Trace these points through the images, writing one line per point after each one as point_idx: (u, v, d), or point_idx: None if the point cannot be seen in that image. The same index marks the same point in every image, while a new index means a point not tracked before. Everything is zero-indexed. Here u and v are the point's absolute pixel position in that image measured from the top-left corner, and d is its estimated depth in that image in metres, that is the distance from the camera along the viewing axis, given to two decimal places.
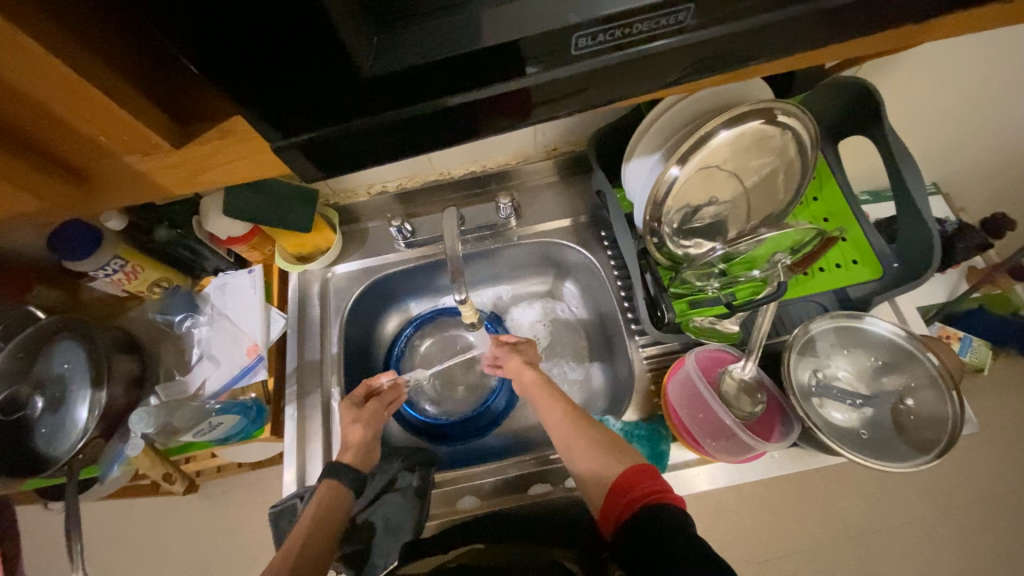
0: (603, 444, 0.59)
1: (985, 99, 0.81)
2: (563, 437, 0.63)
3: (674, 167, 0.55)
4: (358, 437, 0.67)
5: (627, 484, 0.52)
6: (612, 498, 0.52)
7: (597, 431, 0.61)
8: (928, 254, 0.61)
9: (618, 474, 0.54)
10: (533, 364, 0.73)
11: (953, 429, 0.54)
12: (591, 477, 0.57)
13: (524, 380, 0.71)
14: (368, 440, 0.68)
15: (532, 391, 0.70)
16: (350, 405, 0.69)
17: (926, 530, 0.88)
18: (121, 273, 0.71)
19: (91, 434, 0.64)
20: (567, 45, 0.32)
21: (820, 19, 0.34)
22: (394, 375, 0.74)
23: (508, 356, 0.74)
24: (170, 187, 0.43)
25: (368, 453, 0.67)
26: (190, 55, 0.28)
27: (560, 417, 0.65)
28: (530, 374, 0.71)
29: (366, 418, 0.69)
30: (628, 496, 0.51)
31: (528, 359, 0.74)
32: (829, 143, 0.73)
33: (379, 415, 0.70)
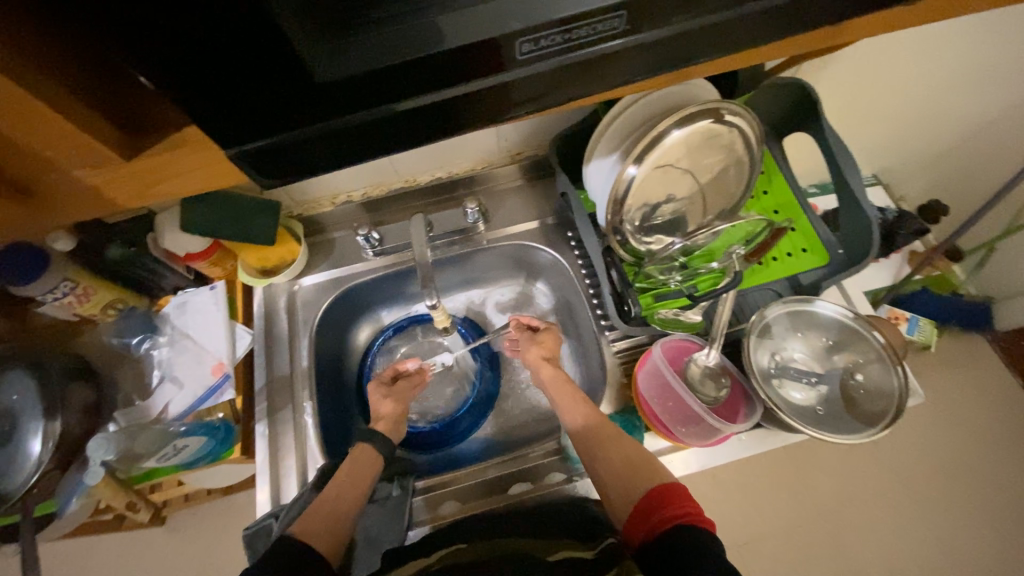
0: (632, 463, 0.59)
1: (912, 95, 0.87)
2: (584, 441, 0.65)
3: (631, 166, 0.58)
4: (390, 410, 0.75)
5: (656, 502, 0.52)
6: (641, 515, 0.52)
7: (619, 445, 0.61)
8: (868, 241, 0.65)
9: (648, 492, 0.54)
10: (551, 360, 0.76)
11: (899, 399, 0.58)
12: (621, 498, 0.57)
13: (541, 374, 0.74)
14: (399, 415, 0.76)
15: (551, 387, 0.73)
16: (381, 383, 0.78)
17: (885, 500, 0.93)
18: (70, 297, 0.68)
19: (46, 467, 0.61)
20: (510, 51, 0.34)
21: (746, 22, 0.37)
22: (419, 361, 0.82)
23: (526, 349, 0.77)
24: (122, 200, 0.42)
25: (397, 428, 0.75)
26: (130, 62, 0.27)
27: (580, 421, 0.66)
28: (548, 369, 0.74)
29: (396, 395, 0.78)
30: (658, 515, 0.51)
31: (548, 353, 0.77)
32: (775, 140, 0.77)
33: (406, 393, 0.78)
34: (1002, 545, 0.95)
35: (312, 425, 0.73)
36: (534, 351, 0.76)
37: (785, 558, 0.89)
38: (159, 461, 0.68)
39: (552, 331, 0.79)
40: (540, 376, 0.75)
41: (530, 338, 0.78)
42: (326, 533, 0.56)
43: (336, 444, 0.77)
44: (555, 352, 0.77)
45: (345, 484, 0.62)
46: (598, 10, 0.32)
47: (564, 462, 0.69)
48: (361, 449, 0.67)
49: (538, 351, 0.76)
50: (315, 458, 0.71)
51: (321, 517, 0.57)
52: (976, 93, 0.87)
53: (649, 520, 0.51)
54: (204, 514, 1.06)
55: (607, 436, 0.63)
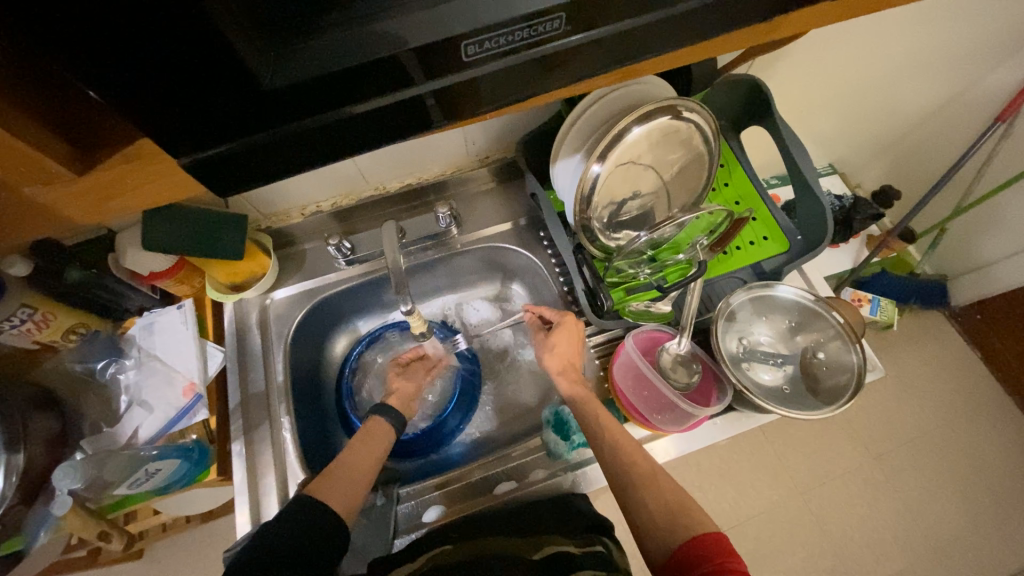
0: (668, 505, 0.53)
1: (857, 87, 0.92)
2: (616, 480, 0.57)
3: (594, 164, 0.59)
4: (404, 390, 0.79)
5: (697, 555, 0.46)
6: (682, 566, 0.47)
7: (655, 486, 0.55)
8: (822, 226, 0.69)
9: (689, 540, 0.48)
10: (565, 374, 0.68)
11: (858, 373, 0.61)
12: (656, 544, 0.51)
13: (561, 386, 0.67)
14: (410, 394, 0.78)
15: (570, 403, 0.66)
16: (397, 364, 0.82)
17: (857, 476, 0.98)
18: (29, 323, 0.65)
19: (9, 502, 0.58)
20: (456, 54, 0.34)
21: (685, 19, 0.38)
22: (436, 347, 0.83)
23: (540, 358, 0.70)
24: (76, 214, 0.41)
25: (408, 405, 0.77)
26: (69, 69, 0.27)
27: (605, 453, 0.59)
28: (566, 383, 0.67)
29: (410, 375, 0.82)
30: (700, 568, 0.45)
31: (560, 364, 0.69)
32: (731, 133, 0.80)
33: (419, 377, 0.82)
34: (966, 509, 1.01)
35: (291, 440, 0.72)
36: (549, 360, 0.69)
37: (766, 538, 0.92)
38: (129, 487, 0.66)
39: (568, 330, 0.70)
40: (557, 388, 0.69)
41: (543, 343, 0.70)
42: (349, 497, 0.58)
43: (317, 458, 0.76)
44: (570, 361, 0.69)
45: (362, 449, 0.64)
46: (540, 11, 0.33)
47: (546, 458, 0.70)
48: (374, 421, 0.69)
49: (553, 362, 0.68)
50: (296, 473, 0.70)
51: (340, 473, 0.60)
52: (916, 81, 0.92)
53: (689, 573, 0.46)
54: (186, 540, 1.04)
55: (637, 475, 0.56)
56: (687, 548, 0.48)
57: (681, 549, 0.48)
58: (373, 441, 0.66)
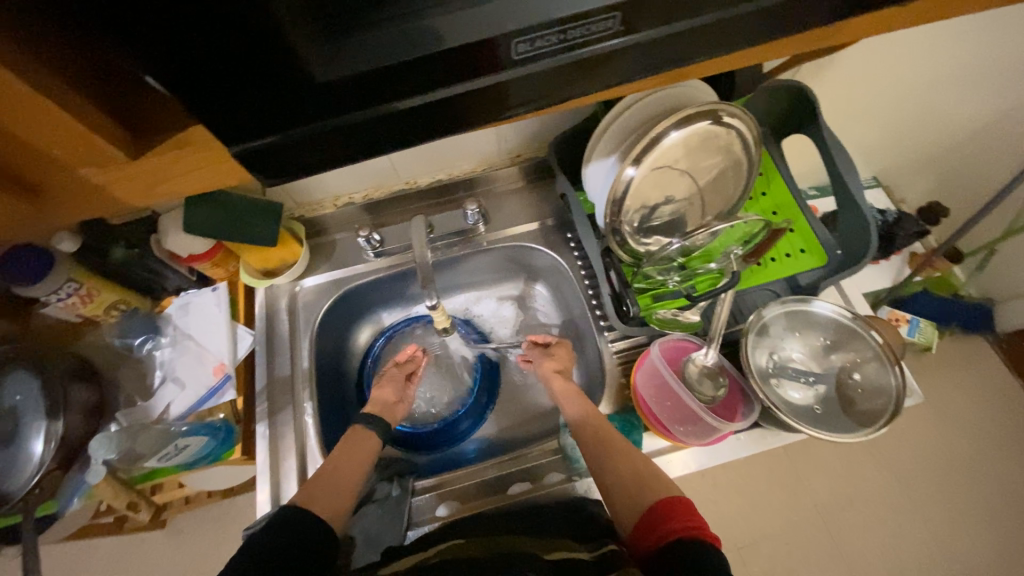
0: (640, 474, 0.58)
1: (909, 97, 0.88)
2: (595, 453, 0.62)
3: (628, 168, 0.58)
4: (383, 397, 0.75)
5: (661, 514, 0.51)
6: (647, 525, 0.51)
7: (628, 456, 0.60)
8: (866, 240, 0.66)
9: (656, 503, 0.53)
10: (562, 373, 0.74)
11: (896, 398, 0.58)
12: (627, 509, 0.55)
13: (554, 386, 0.73)
14: (391, 401, 0.75)
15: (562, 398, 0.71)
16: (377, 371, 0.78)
17: (885, 502, 0.94)
18: (74, 298, 0.68)
19: (49, 467, 0.62)
20: (507, 51, 0.34)
21: (742, 22, 0.37)
22: (413, 347, 0.82)
23: (540, 362, 0.75)
24: (125, 200, 0.42)
25: (389, 413, 0.74)
26: (133, 55, 0.27)
27: (587, 432, 0.65)
28: (561, 381, 0.72)
29: (392, 380, 0.78)
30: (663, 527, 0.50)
31: (559, 366, 0.75)
32: (772, 141, 0.78)
33: (400, 383, 0.78)
34: (1002, 546, 0.95)
35: (313, 425, 0.74)
36: (548, 364, 0.75)
37: (781, 559, 0.90)
38: (160, 461, 0.68)
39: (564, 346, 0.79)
40: (551, 389, 0.73)
41: (542, 352, 0.77)
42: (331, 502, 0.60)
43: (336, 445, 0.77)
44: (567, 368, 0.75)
45: (346, 461, 0.64)
46: (590, 10, 0.33)
47: (563, 462, 0.69)
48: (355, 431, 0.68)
49: (552, 364, 0.75)
50: (316, 458, 0.72)
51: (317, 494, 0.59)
52: (975, 93, 0.87)
53: (653, 532, 0.50)
54: (204, 515, 1.08)
55: (615, 448, 0.61)
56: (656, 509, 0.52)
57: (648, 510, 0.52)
58: (355, 449, 0.65)
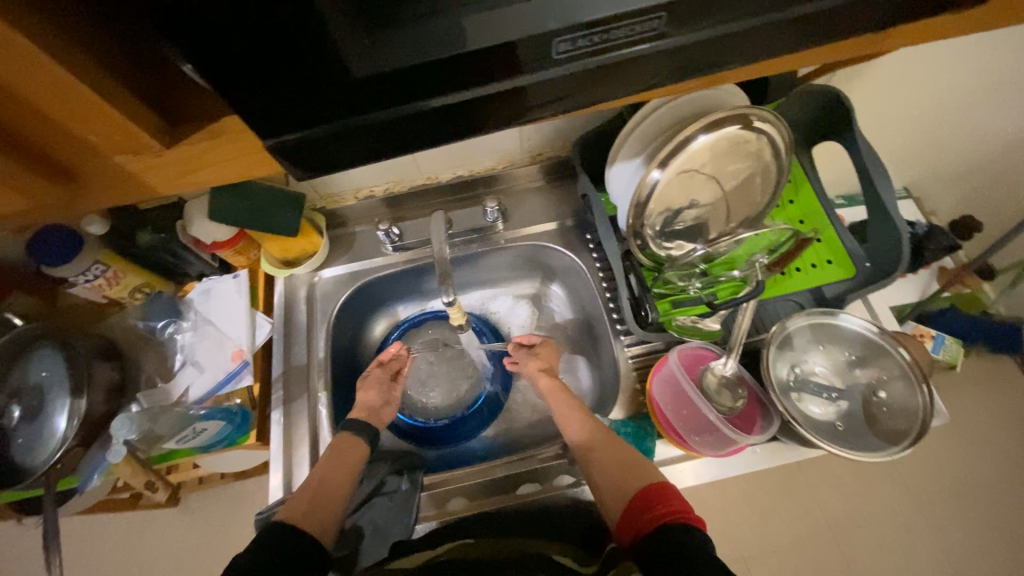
0: (624, 462, 0.59)
1: (949, 107, 0.85)
2: (583, 447, 0.63)
3: (654, 171, 0.57)
4: (368, 401, 0.74)
5: (645, 501, 0.53)
6: (632, 514, 0.53)
7: (614, 448, 0.61)
8: (896, 253, 0.64)
9: (640, 490, 0.55)
10: (548, 371, 0.74)
11: (922, 419, 0.57)
12: (611, 496, 0.57)
13: (540, 385, 0.72)
14: (377, 404, 0.74)
15: (550, 395, 0.71)
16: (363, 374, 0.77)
17: (902, 522, 0.91)
18: (101, 279, 0.70)
19: (71, 443, 0.63)
20: (547, 50, 0.34)
21: (788, 26, 0.36)
22: (399, 345, 0.80)
23: (525, 361, 0.75)
24: (158, 188, 0.43)
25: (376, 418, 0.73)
26: (176, 45, 0.28)
27: (578, 428, 0.65)
28: (546, 381, 0.72)
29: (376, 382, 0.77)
30: (648, 514, 0.51)
31: (545, 365, 0.75)
32: (803, 148, 0.76)
33: (385, 385, 0.77)
34: None
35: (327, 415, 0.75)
36: (533, 363, 0.75)
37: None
38: (178, 442, 0.70)
39: (548, 344, 0.78)
40: (538, 388, 0.73)
41: (527, 351, 0.77)
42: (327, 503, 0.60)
43: None
44: (552, 366, 0.75)
45: (330, 468, 0.64)
46: (633, 10, 0.32)
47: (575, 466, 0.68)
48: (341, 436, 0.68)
49: (536, 363, 0.75)
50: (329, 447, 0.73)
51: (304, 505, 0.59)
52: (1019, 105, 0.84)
53: (638, 520, 0.52)
54: (216, 497, 1.10)
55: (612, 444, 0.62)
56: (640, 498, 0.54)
57: (634, 498, 0.54)
58: (341, 457, 0.65)
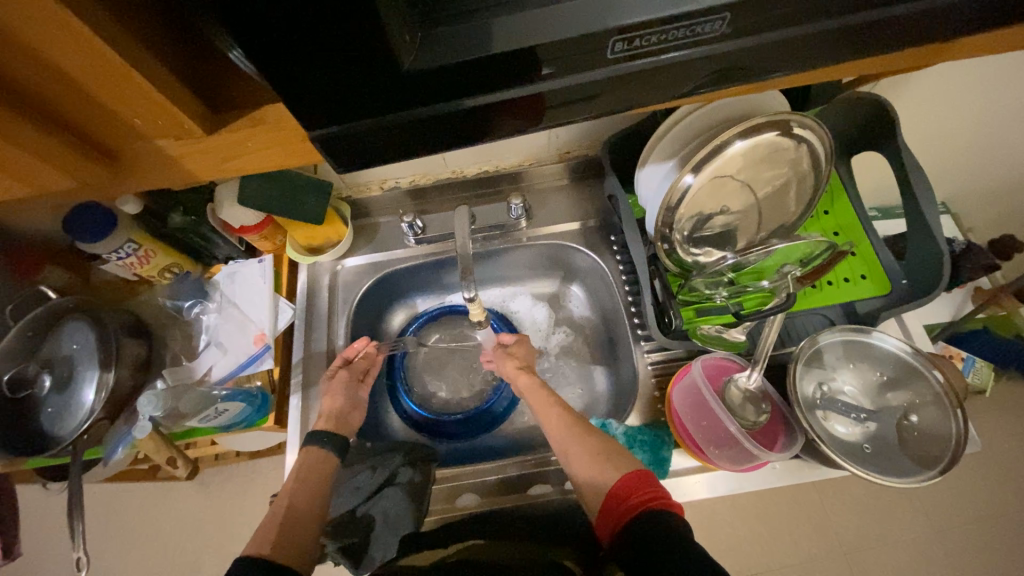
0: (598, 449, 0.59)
1: (999, 121, 0.81)
2: (562, 443, 0.63)
3: (687, 175, 0.56)
4: (333, 406, 0.71)
5: (624, 491, 0.51)
6: (611, 506, 0.51)
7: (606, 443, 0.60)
8: (936, 270, 0.61)
9: (617, 480, 0.53)
10: (526, 369, 0.74)
11: (956, 446, 0.54)
12: (591, 494, 0.56)
13: (519, 384, 0.73)
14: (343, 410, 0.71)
15: (532, 399, 0.70)
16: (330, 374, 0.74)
17: (922, 549, 0.88)
18: (133, 258, 0.72)
19: (97, 416, 0.66)
20: (602, 48, 0.33)
21: (849, 34, 0.34)
22: (367, 342, 0.77)
23: (500, 363, 0.76)
24: (196, 173, 0.43)
25: (342, 423, 0.71)
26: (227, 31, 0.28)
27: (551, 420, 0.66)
28: (524, 380, 0.72)
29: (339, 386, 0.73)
30: (625, 504, 0.50)
31: (521, 363, 0.76)
32: (841, 159, 0.73)
33: (352, 387, 0.73)
34: None
35: None
36: (507, 364, 0.76)
37: None
38: (200, 421, 0.70)
39: (522, 342, 0.79)
40: (516, 387, 0.74)
41: (502, 352, 0.77)
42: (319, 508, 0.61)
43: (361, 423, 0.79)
44: (527, 363, 0.76)
45: (301, 491, 0.61)
46: (698, 12, 0.31)
47: None
48: (307, 453, 0.66)
49: (509, 364, 0.75)
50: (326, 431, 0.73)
51: (306, 511, 0.59)
52: None
53: (617, 509, 0.50)
54: (231, 474, 1.13)
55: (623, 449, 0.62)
56: (618, 487, 0.52)
57: (611, 489, 0.53)
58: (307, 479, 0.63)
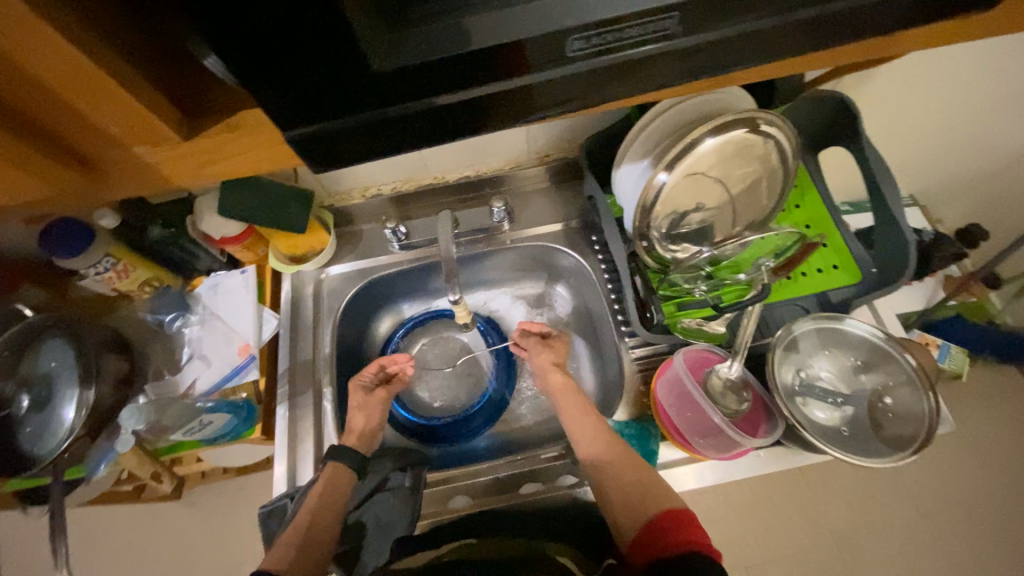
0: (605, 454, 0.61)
1: (957, 115, 0.85)
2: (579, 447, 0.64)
3: (661, 173, 0.57)
4: (358, 424, 0.71)
5: (666, 526, 0.51)
6: (651, 537, 0.51)
7: None
8: (903, 260, 0.63)
9: (659, 514, 0.53)
10: (561, 367, 0.75)
11: (928, 426, 0.56)
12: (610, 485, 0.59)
13: (551, 379, 0.73)
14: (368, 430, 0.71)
15: (565, 403, 0.70)
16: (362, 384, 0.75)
17: (909, 533, 0.89)
18: (111, 272, 0.71)
19: (77, 434, 0.64)
20: (562, 48, 0.34)
21: (801, 26, 0.36)
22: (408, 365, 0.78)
23: (536, 353, 0.76)
24: (173, 179, 0.43)
25: (367, 444, 0.71)
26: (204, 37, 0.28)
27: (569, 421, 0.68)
28: (558, 377, 0.73)
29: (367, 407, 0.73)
30: (667, 540, 0.50)
31: (557, 359, 0.76)
32: (810, 154, 0.76)
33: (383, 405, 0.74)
34: None
35: (331, 410, 0.75)
36: (544, 357, 0.75)
37: None
38: (184, 434, 0.71)
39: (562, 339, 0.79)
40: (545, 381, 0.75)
41: (540, 342, 0.77)
42: (325, 517, 0.61)
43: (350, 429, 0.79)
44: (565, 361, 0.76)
45: (326, 505, 0.62)
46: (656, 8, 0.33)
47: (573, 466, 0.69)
48: (335, 469, 0.65)
49: (547, 356, 0.75)
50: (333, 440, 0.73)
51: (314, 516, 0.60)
52: None
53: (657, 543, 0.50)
54: (219, 491, 1.11)
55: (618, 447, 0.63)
56: (659, 521, 0.52)
57: (649, 522, 0.53)
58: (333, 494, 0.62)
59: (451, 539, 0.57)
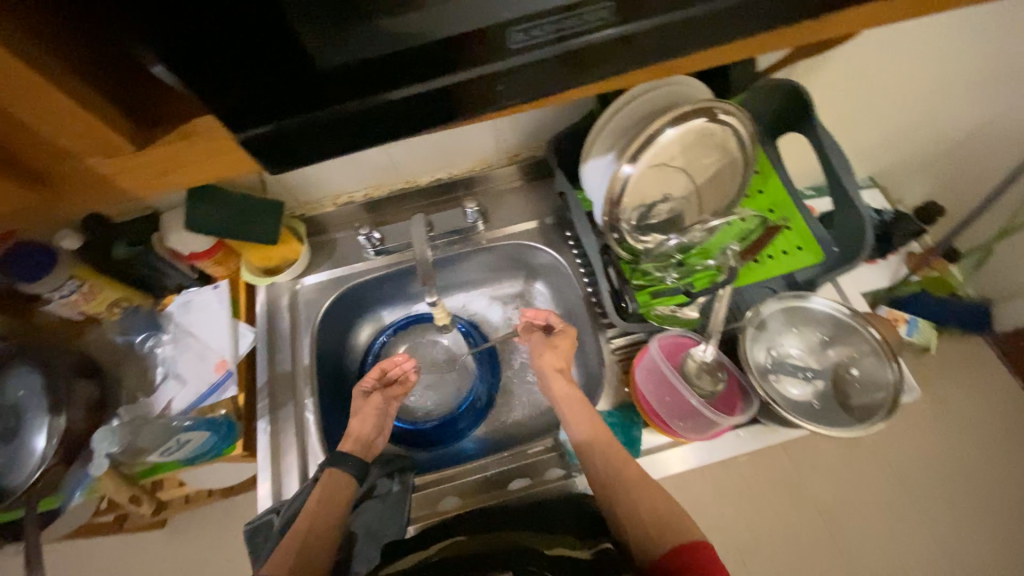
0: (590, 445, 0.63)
1: (904, 97, 0.89)
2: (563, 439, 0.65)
3: (625, 166, 0.59)
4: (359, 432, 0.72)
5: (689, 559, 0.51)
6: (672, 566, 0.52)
7: None
8: (860, 236, 0.66)
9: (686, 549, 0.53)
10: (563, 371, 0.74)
11: (894, 393, 0.59)
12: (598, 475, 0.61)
13: (556, 385, 0.73)
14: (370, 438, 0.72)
15: (563, 402, 0.71)
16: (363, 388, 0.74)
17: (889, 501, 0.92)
18: (77, 296, 0.69)
19: (50, 463, 0.62)
20: (504, 42, 0.35)
21: (735, 13, 0.38)
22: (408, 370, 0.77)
23: (540, 354, 0.76)
24: (132, 189, 0.43)
25: (366, 452, 0.71)
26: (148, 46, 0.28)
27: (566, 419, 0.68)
28: (563, 382, 0.73)
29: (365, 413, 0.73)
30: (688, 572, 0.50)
31: (560, 362, 0.74)
32: (768, 141, 0.78)
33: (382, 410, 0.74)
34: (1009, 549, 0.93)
35: (314, 421, 0.74)
36: (547, 359, 0.75)
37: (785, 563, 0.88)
38: (162, 454, 0.69)
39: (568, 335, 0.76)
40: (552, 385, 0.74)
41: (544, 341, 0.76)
42: (321, 523, 0.61)
43: (335, 438, 0.78)
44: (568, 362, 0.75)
45: (325, 511, 0.62)
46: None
47: (560, 459, 0.70)
48: (330, 475, 0.65)
49: (552, 358, 0.74)
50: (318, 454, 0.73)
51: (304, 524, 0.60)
52: (968, 91, 0.88)
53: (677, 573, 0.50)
54: (205, 515, 1.08)
55: (602, 437, 0.64)
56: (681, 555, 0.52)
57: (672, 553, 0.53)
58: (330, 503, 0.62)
59: (440, 539, 0.58)
